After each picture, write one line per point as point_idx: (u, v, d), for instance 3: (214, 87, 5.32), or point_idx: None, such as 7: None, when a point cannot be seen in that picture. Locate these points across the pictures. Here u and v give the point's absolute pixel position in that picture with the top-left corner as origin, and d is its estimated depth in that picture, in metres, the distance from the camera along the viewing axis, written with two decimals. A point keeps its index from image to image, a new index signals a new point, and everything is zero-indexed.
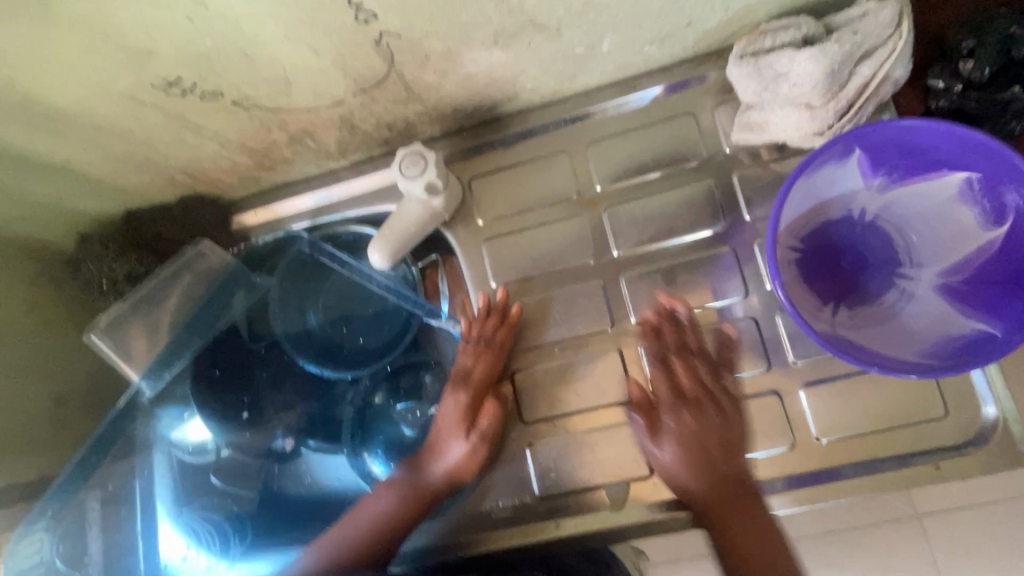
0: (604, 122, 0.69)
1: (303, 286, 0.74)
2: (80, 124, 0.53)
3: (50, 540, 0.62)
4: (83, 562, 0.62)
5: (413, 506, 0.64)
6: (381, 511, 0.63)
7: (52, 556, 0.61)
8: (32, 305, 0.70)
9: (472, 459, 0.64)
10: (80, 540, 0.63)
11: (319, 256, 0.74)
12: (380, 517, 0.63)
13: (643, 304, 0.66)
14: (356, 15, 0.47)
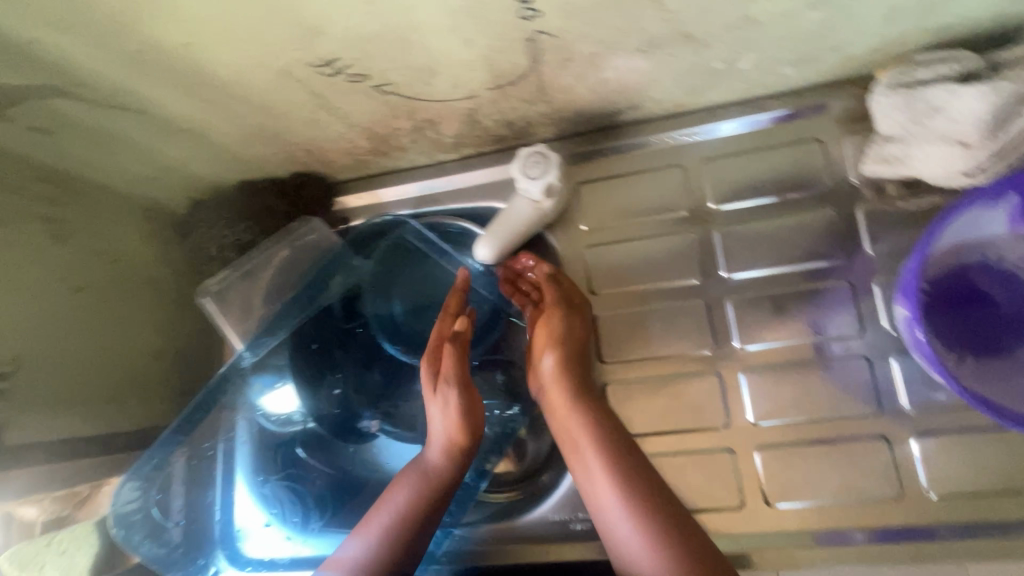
0: (723, 140, 0.68)
1: (400, 273, 0.78)
2: (230, 95, 0.55)
3: (148, 492, 0.66)
4: (171, 512, 0.67)
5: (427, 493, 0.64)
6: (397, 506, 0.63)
7: (148, 506, 0.66)
8: (146, 260, 0.73)
9: (452, 417, 0.65)
10: (169, 493, 0.68)
11: (422, 245, 0.77)
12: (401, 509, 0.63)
13: (748, 329, 0.64)
14: (520, 12, 0.47)
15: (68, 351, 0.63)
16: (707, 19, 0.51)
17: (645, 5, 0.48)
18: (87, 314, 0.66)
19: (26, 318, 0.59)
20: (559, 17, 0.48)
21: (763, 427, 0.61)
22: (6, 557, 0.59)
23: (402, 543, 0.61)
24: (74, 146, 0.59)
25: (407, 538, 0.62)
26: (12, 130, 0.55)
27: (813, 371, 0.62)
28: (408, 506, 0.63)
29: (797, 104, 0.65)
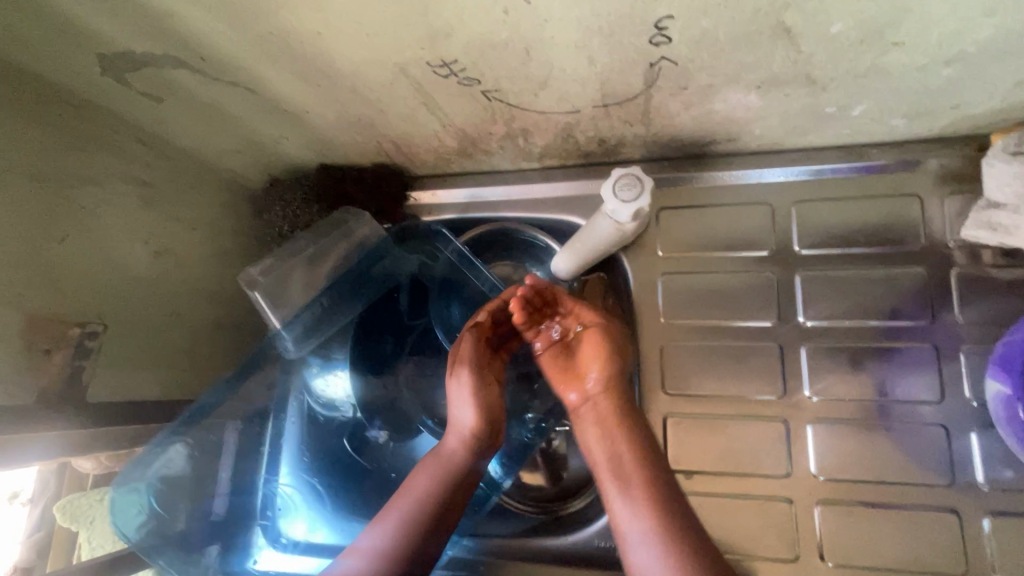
0: (816, 183, 0.66)
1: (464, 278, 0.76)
2: (340, 85, 0.55)
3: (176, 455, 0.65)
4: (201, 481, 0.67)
5: (448, 481, 0.61)
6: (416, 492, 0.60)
7: (161, 471, 0.64)
8: (220, 231, 0.74)
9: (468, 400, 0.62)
10: (197, 462, 0.66)
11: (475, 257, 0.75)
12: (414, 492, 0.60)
13: (821, 379, 0.63)
14: (651, 38, 0.46)
15: (146, 315, 0.63)
16: (836, 65, 0.49)
17: (779, 44, 0.47)
18: (165, 278, 0.66)
19: (113, 276, 0.60)
20: (689, 46, 0.47)
21: (825, 482, 0.60)
22: (59, 506, 0.66)
23: (420, 534, 0.58)
24: (178, 115, 0.60)
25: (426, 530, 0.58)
26: (126, 94, 0.56)
27: (885, 432, 0.60)
28: (429, 494, 0.60)
29: (900, 156, 0.63)
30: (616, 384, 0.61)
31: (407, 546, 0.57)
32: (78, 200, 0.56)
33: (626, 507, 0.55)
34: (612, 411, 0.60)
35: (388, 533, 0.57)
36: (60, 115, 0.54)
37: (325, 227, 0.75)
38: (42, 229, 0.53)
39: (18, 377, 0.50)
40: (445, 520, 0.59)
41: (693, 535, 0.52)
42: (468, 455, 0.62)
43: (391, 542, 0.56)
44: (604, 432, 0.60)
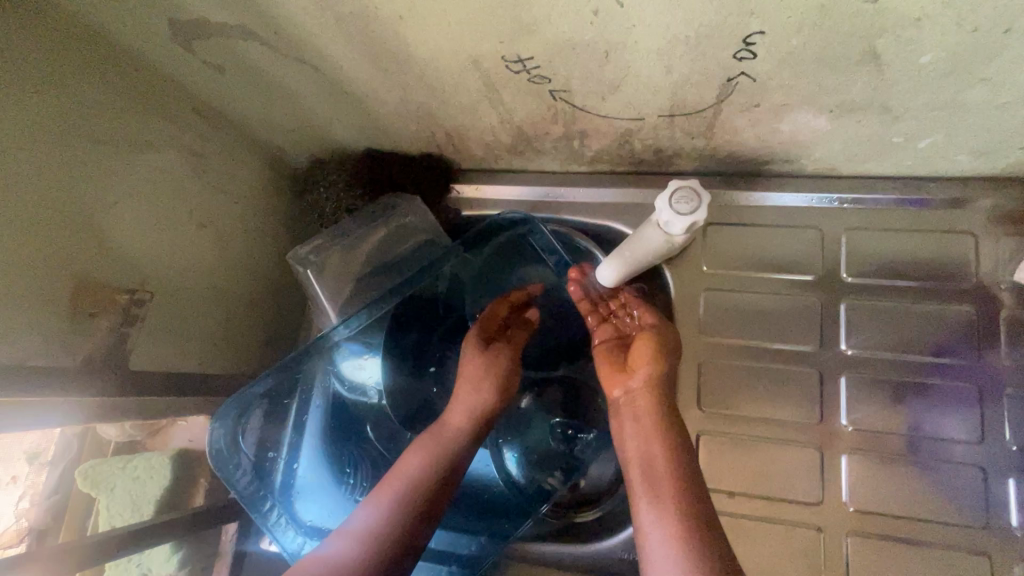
0: (869, 211, 0.65)
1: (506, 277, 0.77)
2: (408, 70, 0.54)
3: (223, 429, 0.63)
4: (236, 456, 0.64)
5: (440, 460, 0.61)
6: (405, 472, 0.60)
7: (217, 441, 0.63)
8: (260, 208, 0.73)
9: (483, 379, 0.66)
10: (236, 435, 0.64)
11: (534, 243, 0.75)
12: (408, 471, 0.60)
13: (858, 409, 0.62)
14: (736, 53, 0.46)
15: (187, 287, 0.63)
16: (915, 95, 0.49)
17: (863, 69, 0.46)
18: (207, 251, 0.65)
19: (161, 244, 0.59)
20: (772, 63, 0.46)
21: (855, 513, 0.60)
22: (80, 471, 0.67)
23: (409, 516, 0.57)
24: (237, 87, 0.60)
25: (411, 507, 0.57)
26: (191, 63, 0.56)
27: (919, 468, 0.60)
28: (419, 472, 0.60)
29: (960, 193, 0.62)
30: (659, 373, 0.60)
31: (389, 525, 0.56)
32: (134, 166, 0.55)
33: (651, 501, 0.52)
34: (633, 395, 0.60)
35: (380, 515, 0.56)
36: (123, 79, 0.53)
37: (369, 214, 0.74)
38: (99, 192, 0.52)
39: (66, 338, 0.50)
40: (429, 504, 0.58)
41: (699, 517, 0.50)
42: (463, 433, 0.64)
43: (379, 518, 0.56)
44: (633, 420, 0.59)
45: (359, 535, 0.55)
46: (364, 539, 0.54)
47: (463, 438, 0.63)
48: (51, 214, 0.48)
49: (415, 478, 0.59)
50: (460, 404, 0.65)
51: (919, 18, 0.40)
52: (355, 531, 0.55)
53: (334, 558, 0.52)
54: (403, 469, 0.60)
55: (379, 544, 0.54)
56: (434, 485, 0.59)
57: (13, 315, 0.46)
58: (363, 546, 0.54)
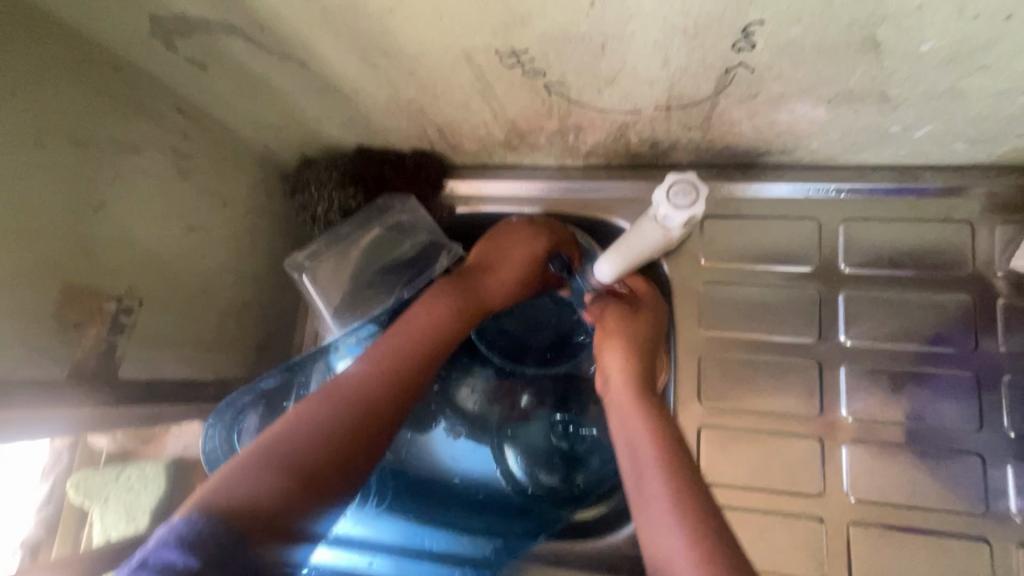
0: (866, 201, 0.65)
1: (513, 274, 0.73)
2: (399, 66, 0.52)
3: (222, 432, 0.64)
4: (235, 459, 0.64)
5: (440, 328, 0.61)
6: (404, 334, 0.60)
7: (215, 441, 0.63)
8: (250, 209, 0.71)
9: (510, 263, 0.66)
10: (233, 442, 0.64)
11: None
12: (394, 348, 0.58)
13: (858, 400, 0.63)
14: (734, 43, 0.45)
15: (176, 292, 0.61)
16: (913, 84, 0.48)
17: (863, 58, 0.45)
18: (197, 254, 0.64)
19: (147, 247, 0.57)
20: (772, 53, 0.46)
21: (857, 503, 0.61)
22: (71, 484, 0.67)
23: (378, 385, 0.55)
24: (222, 86, 0.58)
25: (386, 382, 0.56)
26: (172, 60, 0.54)
27: (918, 457, 0.60)
28: (405, 347, 0.59)
29: (955, 181, 0.62)
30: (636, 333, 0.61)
31: (369, 392, 0.54)
32: (117, 168, 0.54)
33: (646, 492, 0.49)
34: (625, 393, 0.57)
35: (359, 379, 0.55)
36: (103, 78, 0.51)
37: (363, 215, 0.72)
38: (81, 196, 0.50)
39: (52, 349, 0.49)
40: (410, 373, 0.57)
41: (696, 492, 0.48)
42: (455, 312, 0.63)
43: (359, 382, 0.55)
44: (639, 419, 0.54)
45: (325, 398, 0.53)
46: (338, 398, 0.53)
47: (465, 307, 0.64)
48: (33, 221, 0.47)
49: (407, 349, 0.59)
50: (491, 273, 0.66)
51: (920, 5, 0.39)
52: (329, 397, 0.53)
53: (312, 414, 0.51)
54: (381, 347, 0.58)
55: (355, 407, 0.53)
56: (416, 368, 0.58)
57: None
58: (334, 414, 0.52)
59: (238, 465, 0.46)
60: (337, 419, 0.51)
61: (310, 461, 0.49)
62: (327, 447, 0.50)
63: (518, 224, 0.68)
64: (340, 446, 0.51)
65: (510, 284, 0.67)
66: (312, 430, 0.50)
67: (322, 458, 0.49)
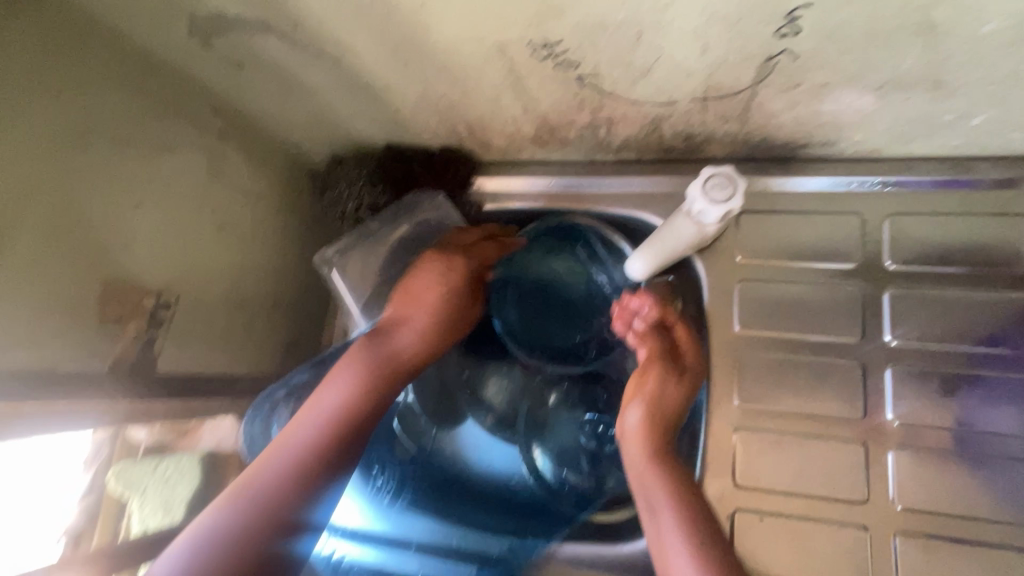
0: (912, 195, 0.62)
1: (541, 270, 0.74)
2: (430, 60, 0.52)
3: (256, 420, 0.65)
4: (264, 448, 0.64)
5: (361, 388, 0.58)
6: (336, 391, 0.57)
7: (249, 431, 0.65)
8: (281, 207, 0.72)
9: (426, 305, 0.64)
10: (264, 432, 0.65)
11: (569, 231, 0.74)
12: (329, 401, 0.57)
13: (905, 403, 0.60)
14: (778, 29, 0.43)
15: (210, 288, 0.62)
16: (970, 69, 0.45)
17: (917, 43, 0.43)
18: (230, 252, 0.65)
19: (184, 244, 0.59)
20: (818, 39, 0.44)
21: (904, 512, 0.58)
22: (113, 475, 0.66)
23: (324, 437, 0.54)
24: (255, 85, 0.59)
25: (330, 433, 0.55)
26: (209, 60, 0.55)
27: (970, 464, 0.57)
28: (337, 401, 0.56)
29: (1012, 172, 0.58)
30: (666, 401, 0.60)
31: (319, 441, 0.54)
32: (155, 165, 0.55)
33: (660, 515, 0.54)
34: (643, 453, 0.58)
35: (312, 428, 0.55)
36: (143, 79, 0.53)
37: (394, 210, 0.72)
38: (120, 194, 0.51)
39: (94, 343, 0.50)
40: (353, 424, 0.56)
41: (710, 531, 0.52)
42: (375, 369, 0.59)
43: (301, 436, 0.54)
44: (659, 490, 0.55)
45: (238, 490, 0.50)
46: (286, 447, 0.53)
47: (385, 368, 0.60)
48: (78, 218, 0.48)
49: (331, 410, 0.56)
50: (403, 323, 0.63)
51: None
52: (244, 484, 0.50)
53: (265, 464, 0.52)
54: (302, 417, 0.56)
55: (310, 453, 0.53)
56: (361, 416, 0.57)
57: (39, 320, 0.45)
58: (263, 493, 0.50)
59: (208, 520, 0.48)
60: (285, 465, 0.52)
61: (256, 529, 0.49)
62: (276, 493, 0.51)
63: (427, 261, 0.67)
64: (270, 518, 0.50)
65: (426, 328, 0.64)
66: (262, 484, 0.51)
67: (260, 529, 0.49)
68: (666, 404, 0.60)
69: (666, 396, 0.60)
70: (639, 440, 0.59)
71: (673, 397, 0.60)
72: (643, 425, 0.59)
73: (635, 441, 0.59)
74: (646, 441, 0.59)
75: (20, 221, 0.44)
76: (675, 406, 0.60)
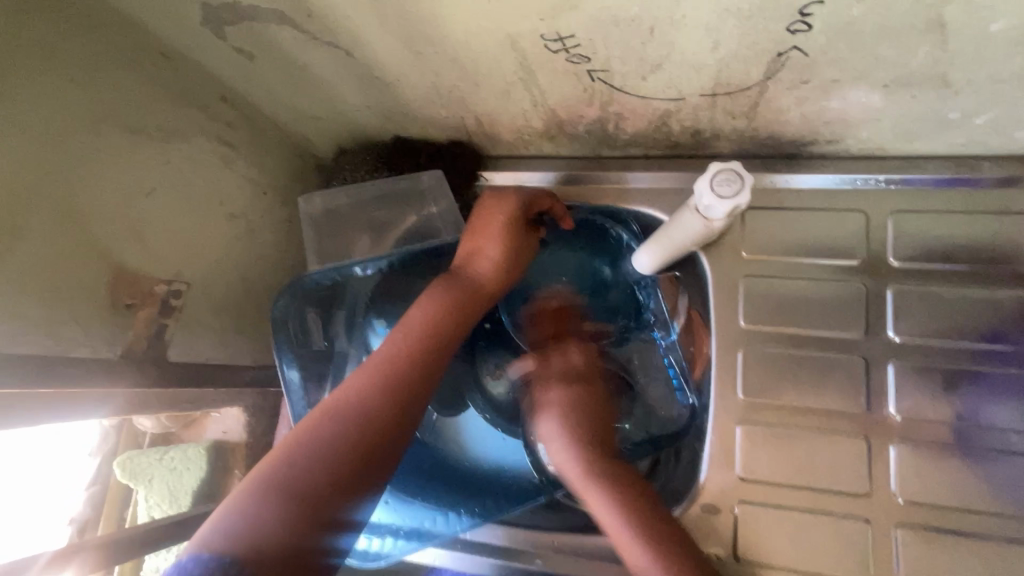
0: (916, 192, 0.63)
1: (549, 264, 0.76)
2: (441, 52, 0.52)
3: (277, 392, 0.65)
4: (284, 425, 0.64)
5: (440, 323, 0.57)
6: (401, 336, 0.55)
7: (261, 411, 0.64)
8: (288, 199, 0.72)
9: (490, 258, 0.62)
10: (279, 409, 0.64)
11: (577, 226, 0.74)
12: (392, 350, 0.54)
13: (906, 398, 0.60)
14: (789, 25, 0.44)
15: (219, 278, 0.62)
16: (977, 67, 0.46)
17: (926, 40, 0.44)
18: (239, 242, 0.65)
19: (194, 233, 0.59)
20: (829, 36, 0.44)
21: (905, 505, 0.58)
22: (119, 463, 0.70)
23: (388, 387, 0.51)
24: (266, 75, 0.59)
25: (396, 388, 0.52)
26: (221, 50, 0.55)
27: (970, 458, 0.58)
28: (401, 350, 0.54)
29: (1014, 171, 0.59)
30: (583, 417, 0.62)
31: (379, 405, 0.50)
32: (166, 154, 0.55)
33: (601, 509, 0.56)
34: (581, 470, 0.58)
35: (356, 393, 0.50)
36: (154, 67, 0.53)
37: (399, 199, 0.72)
38: (132, 182, 0.51)
39: (106, 329, 0.50)
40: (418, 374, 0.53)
41: (657, 524, 0.55)
42: (450, 305, 0.58)
43: (365, 394, 0.50)
44: (600, 499, 0.56)
45: (316, 421, 0.49)
46: (345, 415, 0.49)
47: (465, 297, 0.59)
48: (91, 203, 0.48)
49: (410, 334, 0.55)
50: (477, 254, 0.62)
51: None
52: (318, 418, 0.48)
53: (318, 436, 0.47)
54: (379, 352, 0.54)
55: (370, 422, 0.49)
56: (425, 366, 0.54)
57: (51, 307, 0.46)
58: (342, 431, 0.48)
59: (247, 501, 0.44)
60: (341, 434, 0.48)
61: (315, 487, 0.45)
62: (334, 461, 0.47)
63: (488, 200, 0.64)
64: (347, 460, 0.47)
65: (504, 261, 0.62)
66: (320, 454, 0.47)
67: (326, 484, 0.46)
68: (585, 421, 0.62)
69: (581, 415, 0.62)
70: (573, 458, 0.59)
71: (596, 402, 0.65)
72: (574, 446, 0.59)
73: (571, 465, 0.59)
74: (584, 461, 0.58)
75: (33, 207, 0.44)
76: (596, 418, 0.63)
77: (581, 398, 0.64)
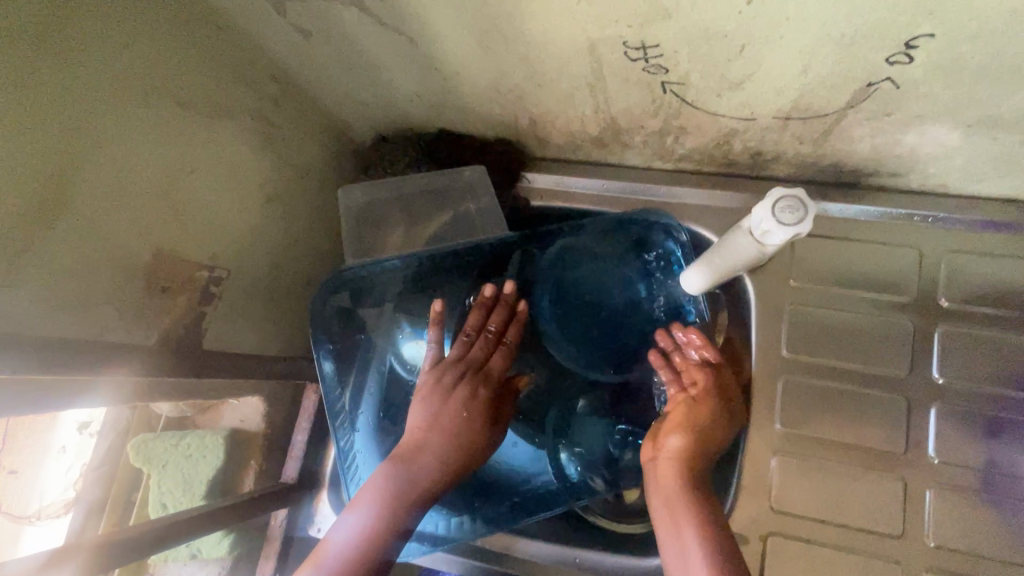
0: (973, 232, 0.62)
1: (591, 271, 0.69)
2: (514, 49, 0.50)
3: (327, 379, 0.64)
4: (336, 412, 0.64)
5: (478, 368, 0.63)
6: (416, 419, 0.59)
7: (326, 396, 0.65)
8: (322, 183, 0.70)
9: (472, 365, 0.62)
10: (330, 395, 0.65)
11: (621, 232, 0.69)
12: (429, 414, 0.59)
13: (944, 441, 0.60)
14: (889, 57, 0.42)
15: (250, 264, 0.60)
16: None
17: None
18: (272, 226, 0.62)
19: (230, 216, 0.56)
20: (927, 70, 0.43)
21: (937, 549, 0.58)
22: (134, 448, 0.72)
23: (401, 496, 0.55)
24: (322, 58, 0.56)
25: (429, 452, 0.57)
26: (281, 28, 0.52)
27: (1005, 505, 0.58)
28: (426, 428, 0.59)
29: None
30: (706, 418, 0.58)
31: (415, 477, 0.56)
32: (212, 132, 0.52)
33: (677, 549, 0.51)
34: (682, 460, 0.55)
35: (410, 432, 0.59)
36: (208, 39, 0.50)
37: (441, 193, 0.70)
38: (178, 161, 0.49)
39: (138, 315, 0.48)
40: (441, 458, 0.58)
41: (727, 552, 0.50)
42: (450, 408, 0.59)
43: (373, 517, 0.54)
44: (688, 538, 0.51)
45: (370, 491, 0.55)
46: (381, 492, 0.55)
47: (483, 373, 0.63)
48: (134, 179, 0.45)
49: (459, 415, 0.59)
50: (463, 369, 0.62)
51: None
52: (394, 470, 0.56)
53: (365, 497, 0.55)
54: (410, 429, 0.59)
55: (417, 477, 0.56)
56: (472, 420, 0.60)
57: (86, 285, 0.43)
58: (397, 487, 0.55)
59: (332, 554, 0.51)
60: (389, 504, 0.55)
61: (385, 527, 0.54)
62: (390, 506, 0.54)
63: (437, 318, 0.63)
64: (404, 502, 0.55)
65: (480, 384, 0.62)
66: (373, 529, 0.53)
67: (387, 524, 0.54)
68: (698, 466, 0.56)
69: (700, 417, 0.58)
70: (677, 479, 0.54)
71: (707, 417, 0.58)
72: (688, 438, 0.56)
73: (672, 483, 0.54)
74: (686, 452, 0.56)
75: (81, 183, 0.41)
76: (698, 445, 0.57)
77: (714, 409, 0.58)
